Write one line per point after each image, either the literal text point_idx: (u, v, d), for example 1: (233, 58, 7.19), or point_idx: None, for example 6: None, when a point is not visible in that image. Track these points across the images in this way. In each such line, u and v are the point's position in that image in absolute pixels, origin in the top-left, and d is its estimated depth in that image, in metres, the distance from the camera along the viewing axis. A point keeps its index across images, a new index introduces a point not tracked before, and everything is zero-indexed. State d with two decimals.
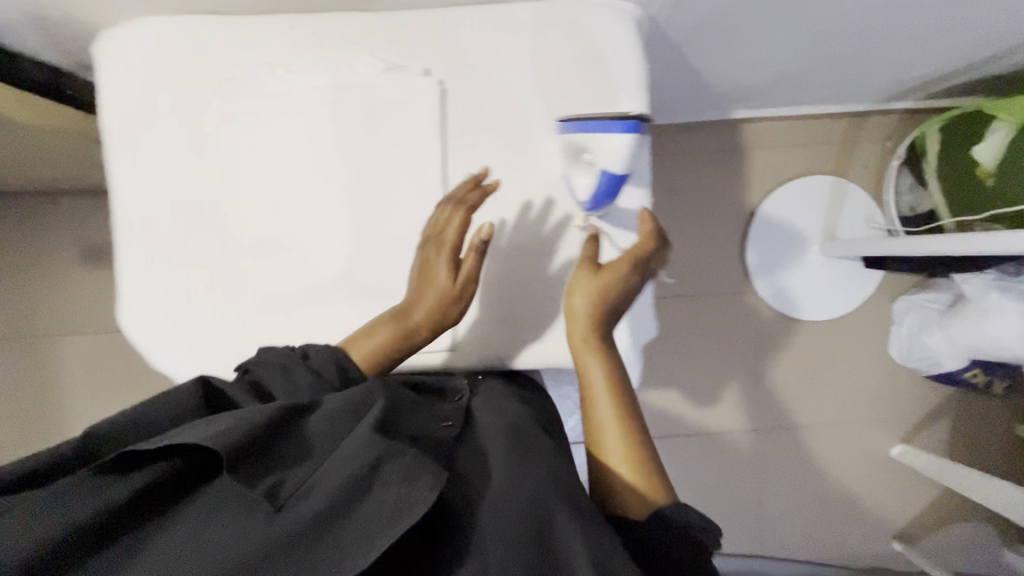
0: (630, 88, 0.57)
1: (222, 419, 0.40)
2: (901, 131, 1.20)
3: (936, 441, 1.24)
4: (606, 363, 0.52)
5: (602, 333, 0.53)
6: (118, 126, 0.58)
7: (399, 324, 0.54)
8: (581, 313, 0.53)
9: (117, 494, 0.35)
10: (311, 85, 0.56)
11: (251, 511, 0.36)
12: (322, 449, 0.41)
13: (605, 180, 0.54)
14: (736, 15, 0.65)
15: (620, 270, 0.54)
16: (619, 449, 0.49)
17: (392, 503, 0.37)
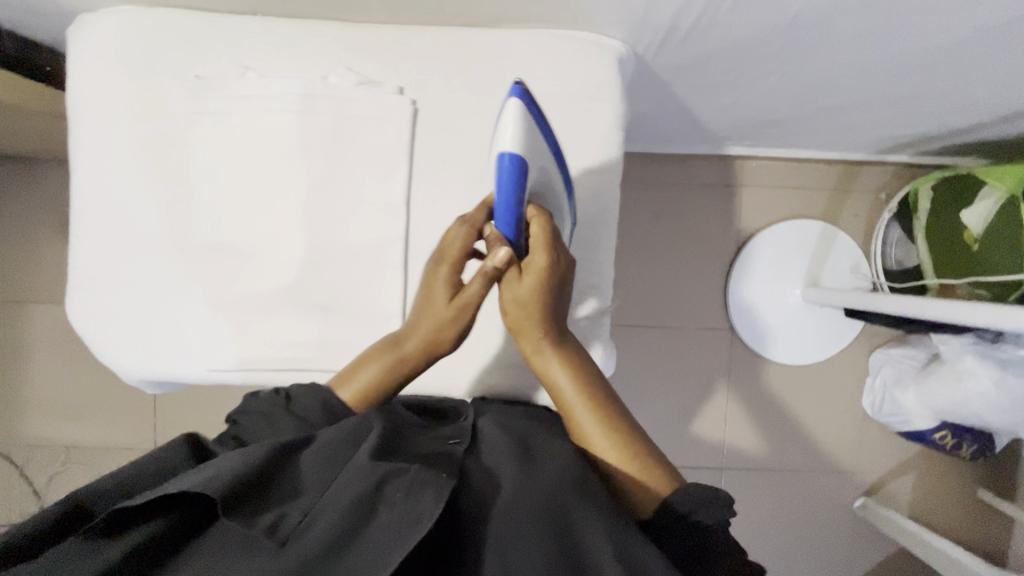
0: (605, 126, 0.56)
1: (214, 464, 0.39)
2: (896, 183, 1.19)
3: (898, 497, 1.23)
4: (563, 360, 0.52)
5: (550, 330, 0.52)
6: (85, 114, 0.57)
7: (393, 352, 0.53)
8: (522, 322, 0.52)
9: (109, 555, 0.34)
10: (280, 91, 0.54)
11: (254, 553, 0.34)
12: (321, 476, 0.39)
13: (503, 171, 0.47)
14: (725, 60, 0.64)
15: (540, 259, 0.51)
16: (603, 440, 0.47)
17: (402, 515, 0.35)
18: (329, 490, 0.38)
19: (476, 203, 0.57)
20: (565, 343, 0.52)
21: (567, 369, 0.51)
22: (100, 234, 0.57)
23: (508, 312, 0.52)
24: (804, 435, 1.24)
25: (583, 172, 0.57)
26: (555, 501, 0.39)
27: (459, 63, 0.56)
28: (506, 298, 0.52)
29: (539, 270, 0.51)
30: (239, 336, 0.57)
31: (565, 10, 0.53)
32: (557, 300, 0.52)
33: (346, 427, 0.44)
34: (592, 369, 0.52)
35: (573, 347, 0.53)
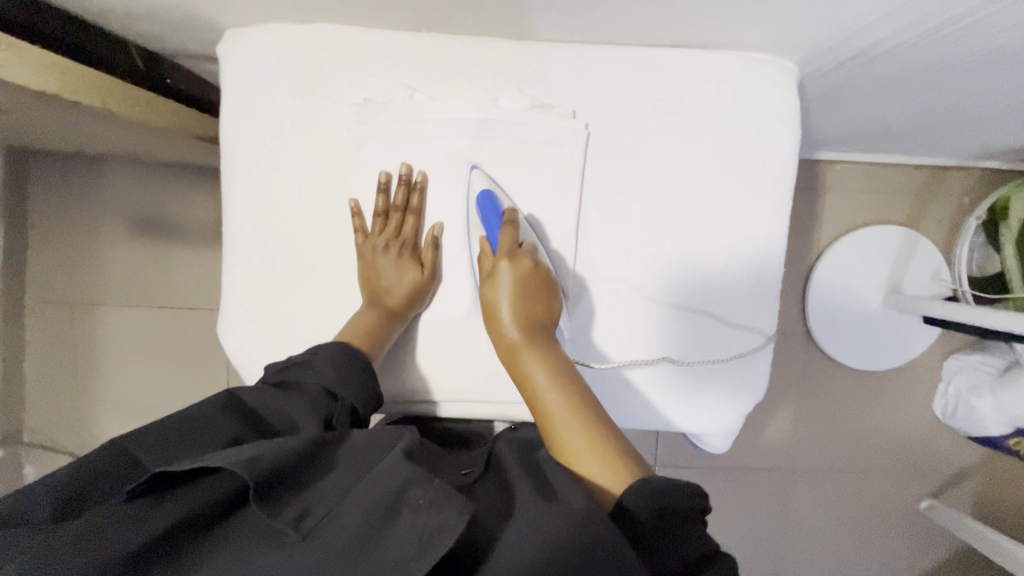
0: (777, 158, 0.56)
1: (253, 445, 0.39)
2: (980, 189, 1.18)
3: (964, 499, 1.25)
4: (547, 361, 0.49)
5: (537, 335, 0.51)
6: (240, 138, 0.54)
7: (383, 319, 0.54)
8: (501, 310, 0.51)
9: (150, 526, 0.35)
10: (453, 116, 0.53)
11: (280, 544, 0.35)
12: (350, 474, 0.39)
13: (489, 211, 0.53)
14: (884, 86, 0.61)
15: (506, 262, 0.52)
16: (589, 445, 0.44)
17: (427, 528, 0.35)
18: (354, 490, 0.38)
19: (645, 233, 0.55)
20: (547, 343, 0.51)
21: (551, 371, 0.49)
22: (256, 262, 0.55)
23: (487, 296, 0.53)
24: (873, 438, 1.25)
25: (755, 201, 0.56)
26: (565, 520, 0.36)
27: (634, 86, 0.54)
28: (493, 304, 0.52)
29: (513, 271, 0.52)
30: (401, 366, 0.57)
31: (755, 34, 0.51)
32: (545, 305, 0.52)
33: (379, 432, 0.44)
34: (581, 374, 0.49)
35: (559, 352, 0.51)
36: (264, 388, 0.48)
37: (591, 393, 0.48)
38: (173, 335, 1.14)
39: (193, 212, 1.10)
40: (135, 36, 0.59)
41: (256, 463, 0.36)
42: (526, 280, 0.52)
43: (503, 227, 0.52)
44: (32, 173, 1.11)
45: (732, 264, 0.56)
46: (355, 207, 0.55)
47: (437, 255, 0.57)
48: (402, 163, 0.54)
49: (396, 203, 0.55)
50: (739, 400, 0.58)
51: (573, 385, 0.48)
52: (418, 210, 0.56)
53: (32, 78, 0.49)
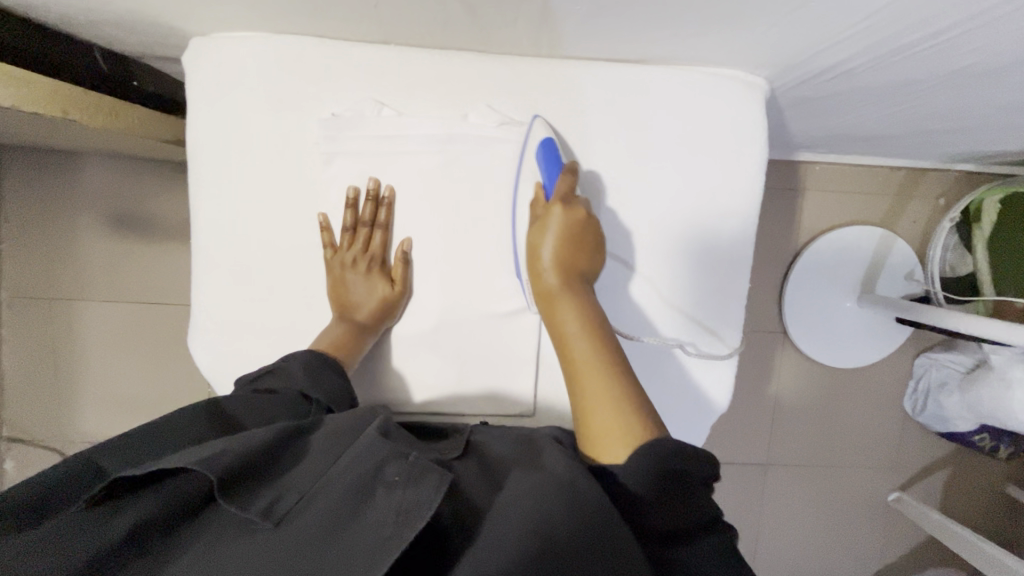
0: (746, 175, 0.56)
1: (218, 441, 0.39)
2: (955, 191, 1.19)
3: (929, 490, 1.30)
4: (583, 315, 0.50)
5: (575, 284, 0.51)
6: (205, 151, 0.54)
7: (352, 331, 0.55)
8: (543, 253, 0.51)
9: (116, 528, 0.35)
10: (422, 132, 0.53)
11: (251, 534, 0.35)
12: (321, 460, 0.40)
13: (550, 158, 0.51)
14: (856, 99, 0.61)
15: (559, 208, 0.50)
16: (609, 400, 0.44)
17: (400, 506, 0.35)
18: (327, 474, 0.38)
19: (612, 249, 0.56)
20: (584, 294, 0.51)
21: (584, 321, 0.49)
22: (225, 274, 0.56)
23: (531, 237, 0.52)
24: (846, 432, 1.28)
25: (722, 218, 0.56)
26: (543, 512, 0.35)
27: (605, 102, 0.54)
28: (536, 244, 0.51)
29: (562, 218, 0.50)
30: (374, 376, 0.58)
31: (724, 52, 0.51)
32: (589, 257, 0.52)
33: (352, 419, 0.44)
34: (611, 332, 0.50)
35: (596, 306, 0.51)
36: (245, 391, 0.49)
37: (619, 351, 0.48)
38: (154, 330, 1.14)
39: (170, 209, 1.09)
40: (96, 41, 0.57)
41: (218, 460, 0.36)
42: (576, 231, 0.51)
43: (561, 175, 0.51)
44: (4, 167, 1.08)
45: (698, 278, 0.57)
46: (324, 222, 0.55)
47: (408, 271, 0.57)
48: (368, 178, 0.54)
49: (364, 219, 0.55)
50: (704, 408, 0.59)
51: (604, 341, 0.48)
52: (387, 225, 0.56)
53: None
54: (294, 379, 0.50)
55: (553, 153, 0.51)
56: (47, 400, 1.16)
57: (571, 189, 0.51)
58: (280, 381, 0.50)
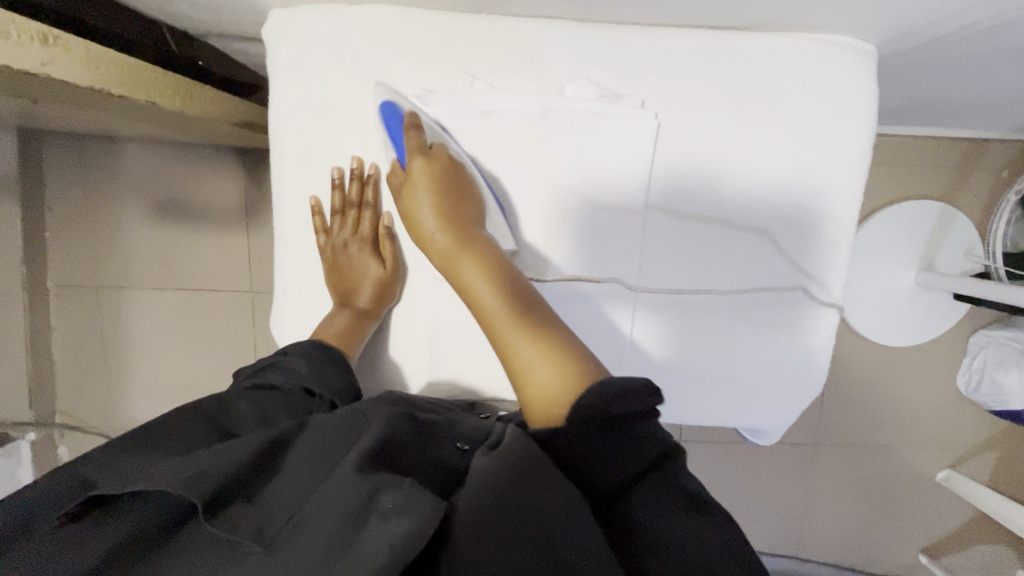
0: (851, 146, 0.53)
1: (198, 460, 0.37)
2: (1019, 162, 1.15)
3: (980, 468, 1.28)
4: (479, 266, 0.45)
5: (465, 230, 0.47)
6: (286, 133, 0.52)
7: (349, 310, 0.55)
8: (422, 225, 0.48)
9: (96, 554, 0.33)
10: (518, 107, 0.50)
11: (237, 559, 0.32)
12: (309, 477, 0.38)
13: (388, 115, 0.49)
14: (957, 66, 0.58)
15: (420, 162, 0.48)
16: (523, 337, 0.41)
17: (396, 538, 0.31)
18: (315, 497, 0.35)
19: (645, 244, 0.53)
20: (477, 242, 0.47)
21: (484, 271, 0.45)
22: None
23: (408, 218, 0.49)
24: (895, 411, 1.26)
25: (825, 196, 0.53)
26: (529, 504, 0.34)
27: (709, 72, 0.51)
28: (415, 215, 0.49)
29: (426, 172, 0.48)
30: (455, 367, 0.56)
31: (840, 17, 0.48)
32: (467, 206, 0.48)
33: (349, 426, 0.42)
34: (513, 268, 0.46)
35: (497, 253, 0.47)
36: (242, 392, 0.48)
37: (521, 282, 0.45)
38: (198, 317, 1.13)
39: (213, 193, 1.07)
40: (164, 20, 0.55)
41: (201, 483, 0.35)
42: (443, 182, 0.48)
43: (407, 131, 0.48)
44: (46, 156, 1.07)
45: (801, 258, 0.55)
46: (316, 205, 0.54)
47: (396, 246, 0.56)
48: (351, 157, 0.52)
49: (351, 200, 0.54)
50: (799, 390, 0.58)
51: (503, 279, 0.45)
52: (375, 205, 0.55)
53: (78, 76, 0.45)
54: (295, 375, 0.49)
55: (396, 115, 0.49)
56: (94, 388, 1.16)
57: (421, 141, 0.49)
58: (281, 376, 0.49)
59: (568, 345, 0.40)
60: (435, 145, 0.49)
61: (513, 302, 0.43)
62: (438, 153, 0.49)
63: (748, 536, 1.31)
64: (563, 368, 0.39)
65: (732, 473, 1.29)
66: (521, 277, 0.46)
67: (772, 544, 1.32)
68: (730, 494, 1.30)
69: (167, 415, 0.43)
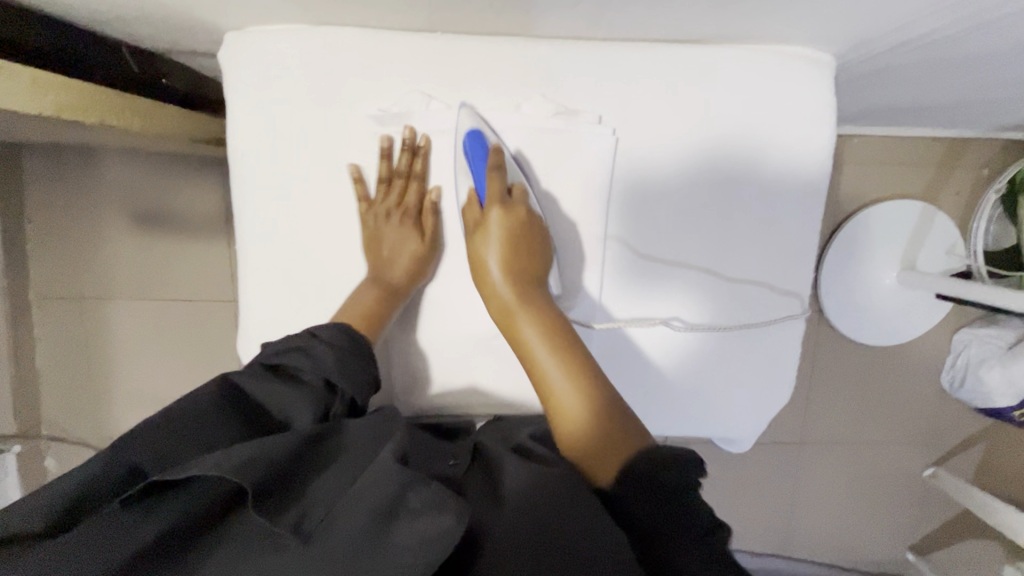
0: (811, 159, 0.53)
1: (243, 449, 0.38)
2: (999, 160, 1.15)
3: (965, 464, 1.28)
4: (537, 322, 0.49)
5: (530, 289, 0.51)
6: (244, 153, 0.51)
7: (382, 286, 0.54)
8: (490, 274, 0.51)
9: (145, 536, 0.34)
10: (475, 126, 0.50)
11: (277, 550, 0.35)
12: (344, 476, 0.40)
13: (471, 145, 0.50)
14: (919, 73, 0.58)
15: (497, 213, 0.50)
16: (581, 405, 0.45)
17: (425, 536, 0.36)
18: (349, 494, 0.38)
19: (604, 259, 0.54)
20: (542, 303, 0.51)
21: (546, 332, 0.49)
22: (279, 279, 0.53)
23: (473, 263, 0.52)
24: (880, 409, 1.27)
25: (784, 208, 0.54)
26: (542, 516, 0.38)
27: (667, 87, 0.51)
28: (481, 258, 0.51)
29: (502, 221, 0.50)
30: (423, 383, 0.56)
31: (794, 29, 0.48)
32: (535, 261, 0.51)
33: (373, 426, 0.46)
34: (570, 328, 0.50)
35: (557, 314, 0.51)
36: (264, 378, 0.46)
37: (577, 346, 0.49)
38: (182, 327, 1.13)
39: (194, 203, 1.08)
40: (123, 40, 0.55)
41: (253, 469, 0.36)
42: (517, 234, 0.50)
43: (490, 173, 0.50)
44: (24, 169, 1.07)
45: (764, 270, 0.55)
46: (357, 173, 0.52)
47: (438, 221, 0.55)
48: (403, 127, 0.51)
49: (398, 171, 0.53)
50: (767, 399, 0.59)
51: (566, 345, 0.48)
52: (422, 178, 0.54)
53: (24, 102, 0.45)
54: (320, 364, 0.48)
55: (479, 145, 0.49)
56: (80, 400, 1.16)
57: (502, 186, 0.50)
58: (305, 364, 0.48)
59: (623, 421, 0.44)
60: (515, 192, 0.51)
61: (569, 366, 0.47)
62: (519, 205, 0.51)
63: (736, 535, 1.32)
64: (610, 438, 0.43)
65: (719, 473, 1.30)
66: (578, 339, 0.50)
67: (760, 543, 1.33)
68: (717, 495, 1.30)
69: (200, 397, 0.44)
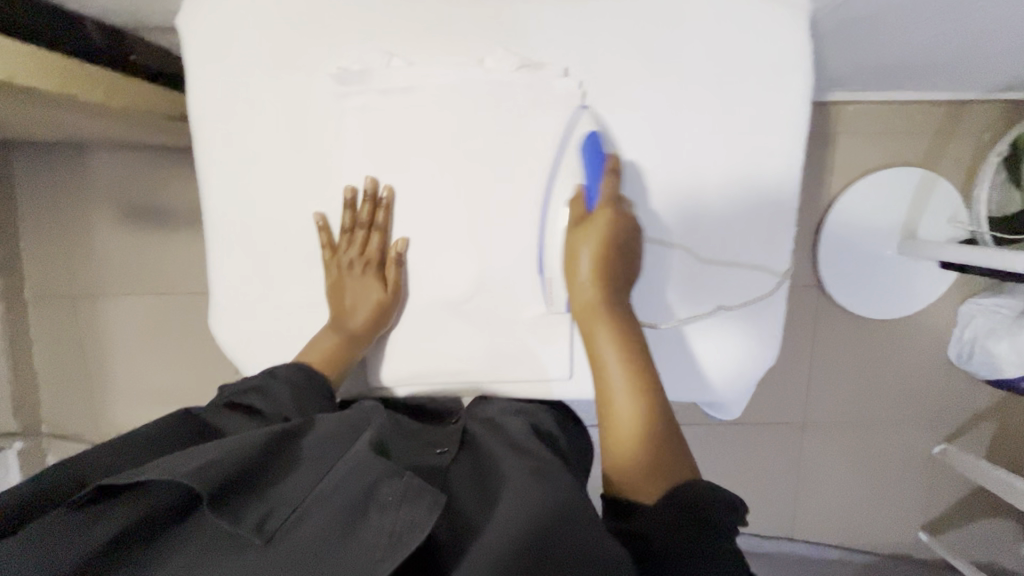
0: (789, 106, 0.51)
1: (203, 450, 0.38)
2: (1000, 124, 1.12)
3: (977, 441, 1.25)
4: (620, 330, 0.48)
5: (618, 298, 0.50)
6: (206, 117, 0.51)
7: (342, 333, 0.53)
8: (580, 268, 0.50)
9: (104, 537, 0.35)
10: (438, 82, 0.49)
11: (241, 551, 0.35)
12: (313, 469, 0.39)
13: (589, 144, 0.50)
14: (899, 18, 0.56)
15: (609, 212, 0.50)
16: (634, 423, 0.44)
17: (395, 528, 0.35)
18: (317, 488, 0.38)
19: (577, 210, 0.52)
20: (626, 317, 0.49)
21: (624, 348, 0.47)
22: (244, 249, 0.53)
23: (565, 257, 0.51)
24: (886, 386, 1.24)
25: (762, 157, 0.52)
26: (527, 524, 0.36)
27: (634, 36, 0.49)
28: (575, 252, 0.50)
29: (609, 225, 0.49)
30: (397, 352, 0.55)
31: None
32: (625, 273, 0.51)
33: (350, 418, 0.45)
34: (648, 355, 0.48)
35: (638, 334, 0.49)
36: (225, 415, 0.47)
37: (653, 372, 0.47)
38: (175, 321, 1.13)
39: (183, 196, 1.08)
40: (86, 14, 0.54)
41: (207, 471, 0.36)
42: (616, 242, 0.50)
43: (605, 176, 0.50)
44: (15, 167, 1.08)
45: (747, 223, 0.54)
46: (322, 222, 0.52)
47: (401, 272, 0.54)
48: (366, 178, 0.51)
49: (359, 221, 0.52)
50: (754, 364, 0.57)
51: (641, 367, 0.46)
52: (383, 228, 0.53)
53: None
54: (280, 402, 0.48)
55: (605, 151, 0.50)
56: (76, 397, 1.17)
57: (615, 193, 0.50)
58: (262, 401, 0.48)
59: (678, 457, 0.43)
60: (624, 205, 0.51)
61: (639, 376, 0.46)
62: (625, 216, 0.51)
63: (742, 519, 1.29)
64: (659, 461, 0.42)
65: (723, 455, 1.27)
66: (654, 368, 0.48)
67: (767, 527, 1.30)
68: (721, 477, 1.28)
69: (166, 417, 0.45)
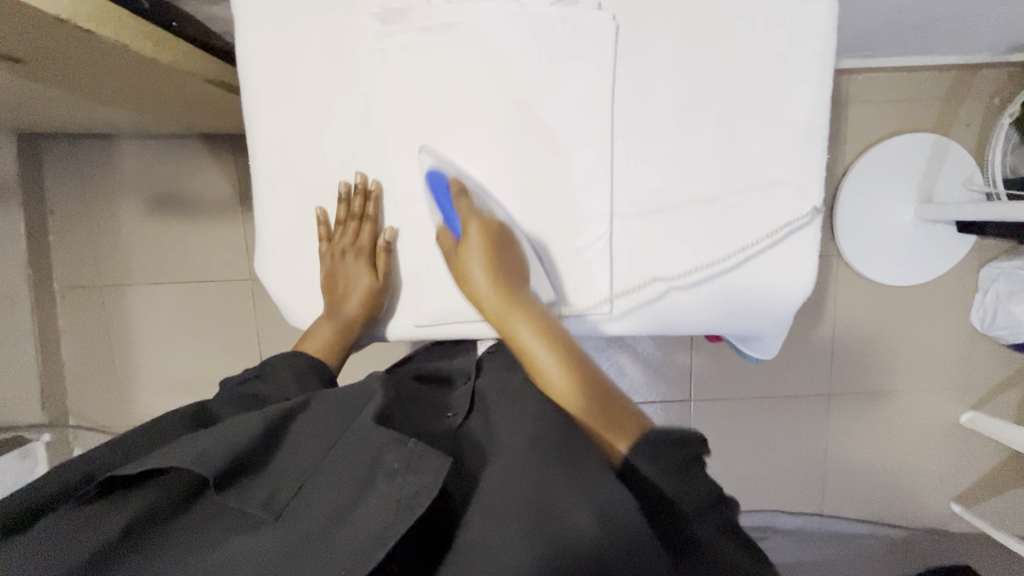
0: (817, 33, 0.53)
1: (203, 436, 0.38)
2: (1010, 87, 1.13)
3: (1004, 408, 1.24)
4: (526, 317, 0.49)
5: (514, 292, 0.51)
6: (254, 63, 0.53)
7: (337, 319, 0.58)
8: (477, 285, 0.51)
9: (114, 524, 0.35)
10: (476, 17, 0.50)
11: (253, 528, 0.36)
12: (318, 443, 0.39)
13: (435, 175, 0.53)
14: None
15: (474, 222, 0.52)
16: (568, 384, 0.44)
17: (400, 497, 0.34)
18: (323, 463, 0.38)
19: (615, 141, 0.53)
20: (527, 303, 0.50)
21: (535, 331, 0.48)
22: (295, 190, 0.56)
23: (462, 284, 0.53)
24: (909, 355, 1.23)
25: (793, 84, 0.53)
26: (536, 488, 0.36)
27: None
28: (467, 273, 0.52)
29: (480, 234, 0.51)
30: (437, 289, 0.56)
31: None
32: (516, 268, 0.52)
33: (351, 390, 0.44)
34: (560, 327, 0.49)
35: (543, 311, 0.50)
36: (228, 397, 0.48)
37: (569, 339, 0.48)
38: (201, 309, 1.15)
39: (208, 184, 1.11)
40: None
41: (210, 457, 0.36)
42: (497, 242, 0.52)
43: (457, 196, 0.52)
44: (44, 158, 1.10)
45: (780, 150, 0.55)
46: (322, 215, 0.56)
47: (391, 259, 0.58)
48: (356, 173, 0.55)
49: (352, 213, 0.56)
50: (788, 291, 0.57)
51: (557, 339, 0.47)
52: (375, 218, 0.57)
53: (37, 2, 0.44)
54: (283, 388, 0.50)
55: (451, 172, 0.53)
56: (103, 387, 1.17)
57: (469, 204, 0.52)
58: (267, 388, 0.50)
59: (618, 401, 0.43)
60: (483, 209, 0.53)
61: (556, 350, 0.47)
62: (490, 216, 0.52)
63: (770, 495, 1.28)
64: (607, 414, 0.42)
65: (749, 431, 1.26)
66: (569, 335, 0.49)
67: (797, 503, 1.29)
68: (748, 453, 1.27)
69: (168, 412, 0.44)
